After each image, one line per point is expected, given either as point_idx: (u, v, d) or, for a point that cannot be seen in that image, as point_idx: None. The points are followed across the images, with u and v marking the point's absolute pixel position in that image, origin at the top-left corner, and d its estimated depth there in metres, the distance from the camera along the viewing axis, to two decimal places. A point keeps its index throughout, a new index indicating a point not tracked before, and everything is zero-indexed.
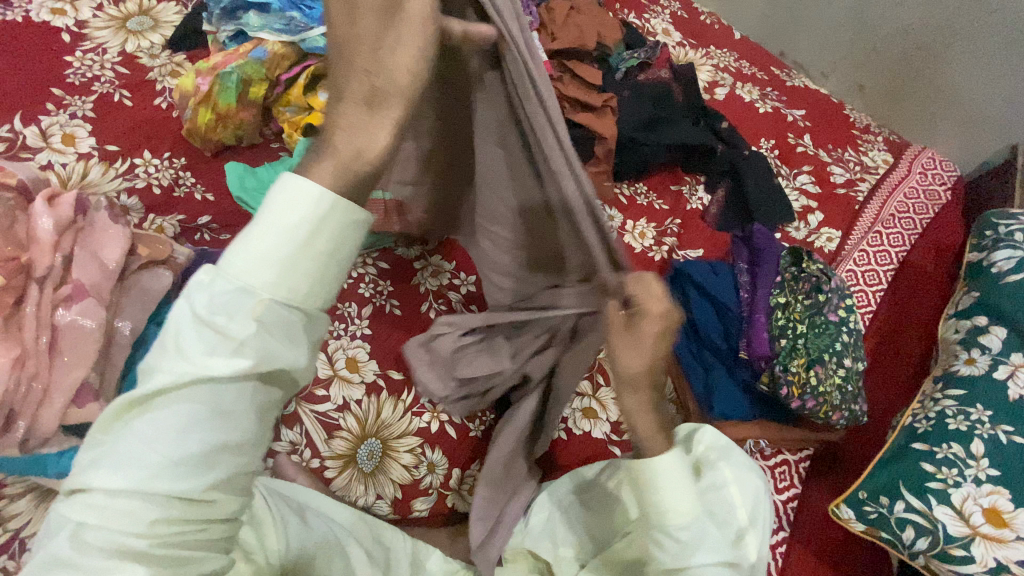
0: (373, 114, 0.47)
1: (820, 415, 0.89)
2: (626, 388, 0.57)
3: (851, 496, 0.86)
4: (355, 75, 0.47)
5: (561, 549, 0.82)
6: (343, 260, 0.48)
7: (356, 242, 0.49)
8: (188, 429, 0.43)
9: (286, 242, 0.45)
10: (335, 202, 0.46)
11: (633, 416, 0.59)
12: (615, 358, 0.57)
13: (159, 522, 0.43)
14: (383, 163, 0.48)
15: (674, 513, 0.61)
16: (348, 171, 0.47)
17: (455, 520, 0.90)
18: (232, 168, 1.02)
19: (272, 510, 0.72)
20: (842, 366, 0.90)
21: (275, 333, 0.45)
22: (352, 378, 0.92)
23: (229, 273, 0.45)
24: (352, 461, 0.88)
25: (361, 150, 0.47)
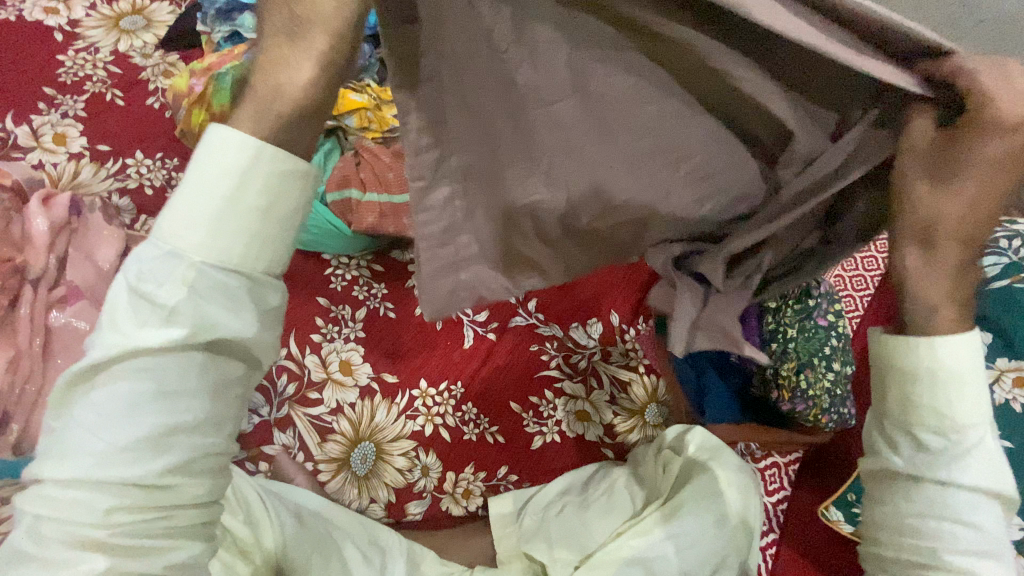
0: (292, 43, 0.36)
1: (810, 416, 0.90)
2: (927, 236, 0.37)
3: (840, 499, 0.89)
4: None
5: (555, 550, 0.81)
6: (285, 216, 0.40)
7: (301, 192, 0.41)
8: (133, 411, 0.38)
9: (216, 197, 0.38)
10: (261, 149, 0.38)
11: (918, 283, 0.40)
12: (912, 206, 0.36)
13: (116, 510, 0.38)
14: (311, 106, 0.38)
15: (952, 414, 0.44)
16: (270, 112, 0.37)
17: (451, 523, 0.89)
18: None
19: (268, 509, 0.73)
20: (830, 370, 0.89)
21: (213, 300, 0.39)
22: (345, 381, 0.92)
23: (161, 236, 0.39)
24: (345, 464, 0.88)
25: (281, 89, 0.36)
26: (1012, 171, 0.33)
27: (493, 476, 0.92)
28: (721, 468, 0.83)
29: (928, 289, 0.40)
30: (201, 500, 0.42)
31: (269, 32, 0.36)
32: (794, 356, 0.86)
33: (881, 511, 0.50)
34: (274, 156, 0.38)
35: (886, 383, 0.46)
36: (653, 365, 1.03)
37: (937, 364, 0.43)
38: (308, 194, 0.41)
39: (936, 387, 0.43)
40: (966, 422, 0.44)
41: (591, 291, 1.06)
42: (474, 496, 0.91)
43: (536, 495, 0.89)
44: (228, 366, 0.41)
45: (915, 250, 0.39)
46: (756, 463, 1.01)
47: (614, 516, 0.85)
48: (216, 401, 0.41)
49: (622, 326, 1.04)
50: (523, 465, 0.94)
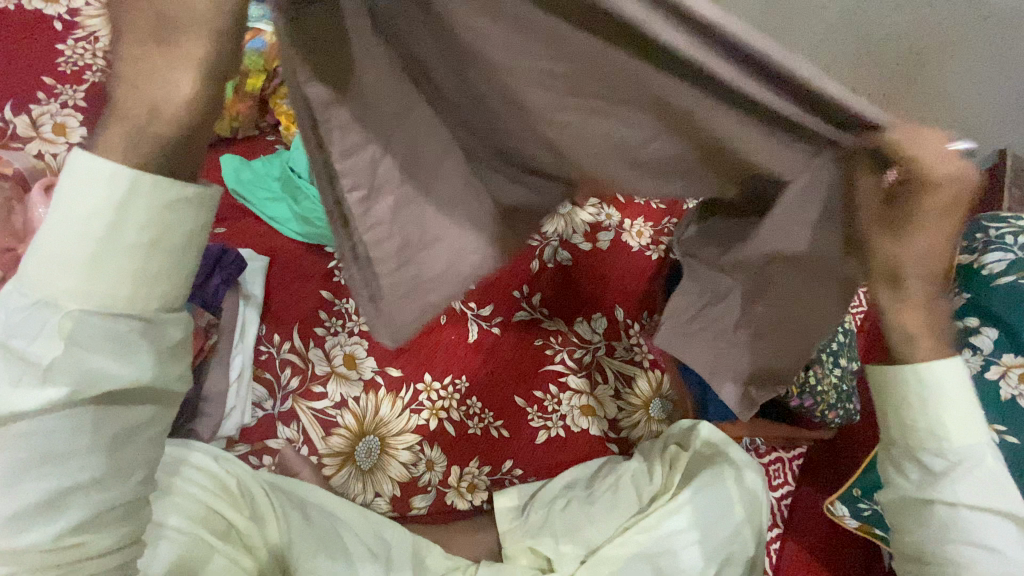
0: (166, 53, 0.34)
1: (818, 412, 0.91)
2: (887, 280, 0.46)
3: (846, 494, 0.88)
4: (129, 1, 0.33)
5: (561, 545, 0.81)
6: (173, 249, 0.40)
7: (193, 220, 0.40)
8: (15, 481, 0.39)
9: (87, 235, 0.38)
10: (137, 179, 0.37)
11: (890, 316, 0.50)
12: (872, 251, 0.44)
13: (18, 575, 0.40)
14: (196, 121, 0.36)
15: (944, 433, 0.54)
16: (144, 136, 0.36)
17: (455, 517, 0.89)
18: (228, 161, 1.01)
19: (272, 504, 0.72)
20: (838, 366, 0.90)
21: (95, 348, 0.39)
22: (349, 375, 0.91)
23: (31, 283, 0.39)
24: (350, 458, 0.87)
25: (156, 106, 0.35)
26: (953, 216, 0.40)
27: (498, 471, 0.92)
28: (728, 465, 0.84)
29: (909, 322, 0.50)
30: (114, 549, 0.44)
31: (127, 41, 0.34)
32: None
33: (907, 538, 0.58)
34: (156, 185, 0.38)
35: (886, 412, 0.57)
36: (657, 360, 1.02)
37: (923, 386, 0.53)
38: (198, 218, 0.41)
39: (926, 411, 0.54)
40: (958, 442, 0.54)
41: (598, 284, 1.06)
42: (479, 490, 0.90)
43: (541, 490, 0.88)
44: (135, 409, 0.43)
45: (887, 288, 0.47)
46: (760, 458, 1.00)
47: (620, 513, 0.84)
48: (114, 454, 0.42)
49: (627, 321, 1.04)
50: (528, 459, 0.93)
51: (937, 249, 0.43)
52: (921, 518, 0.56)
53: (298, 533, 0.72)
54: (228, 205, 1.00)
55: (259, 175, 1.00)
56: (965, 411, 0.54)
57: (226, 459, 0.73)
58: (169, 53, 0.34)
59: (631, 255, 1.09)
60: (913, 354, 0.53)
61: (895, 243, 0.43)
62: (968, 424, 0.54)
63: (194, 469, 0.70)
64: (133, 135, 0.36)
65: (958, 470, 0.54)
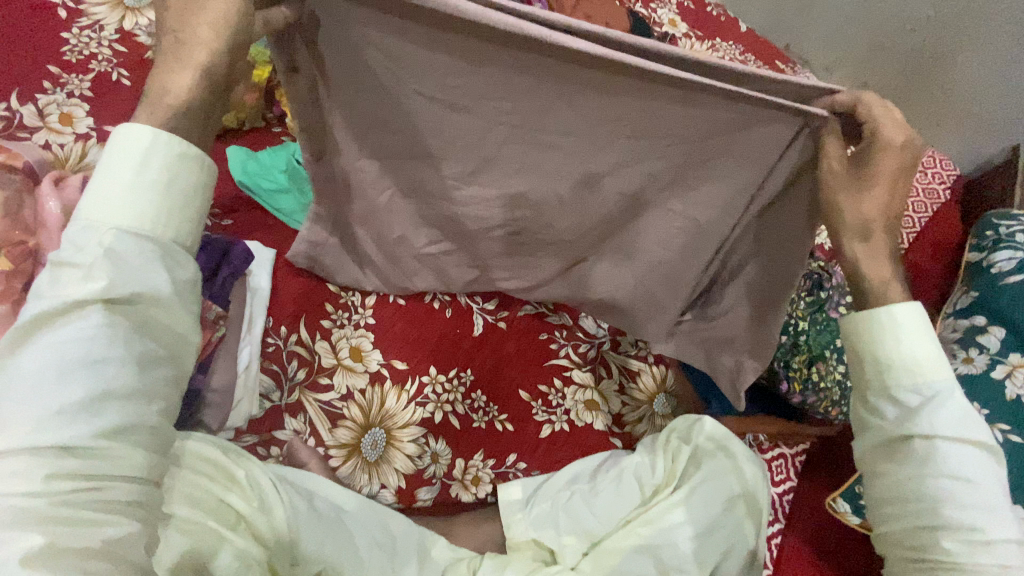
0: (179, 59, 0.45)
1: (820, 409, 0.91)
2: (856, 233, 0.57)
3: (849, 491, 0.88)
4: (166, 34, 0.45)
5: (564, 537, 0.82)
6: (188, 188, 0.47)
7: (198, 170, 0.48)
8: (63, 377, 0.41)
9: (124, 169, 0.44)
10: (158, 132, 0.45)
11: (861, 266, 0.59)
12: (840, 207, 0.56)
13: (56, 477, 0.40)
14: (196, 101, 0.46)
15: (922, 365, 0.56)
16: (161, 106, 0.46)
17: (457, 509, 0.89)
18: (234, 154, 1.01)
19: (280, 496, 0.73)
20: (841, 363, 0.90)
21: (131, 265, 0.44)
22: (355, 368, 0.92)
23: (80, 216, 0.45)
24: (356, 450, 0.88)
25: (168, 89, 0.45)
26: (904, 178, 0.54)
27: (502, 464, 0.92)
28: (726, 457, 0.84)
29: (875, 268, 0.59)
30: (136, 474, 0.44)
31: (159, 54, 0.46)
32: (806, 349, 0.88)
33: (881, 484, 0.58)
34: (174, 140, 0.46)
35: (862, 355, 0.59)
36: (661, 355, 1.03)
37: (897, 322, 0.56)
38: (199, 174, 0.48)
39: (903, 348, 0.56)
40: (937, 374, 0.56)
41: None
42: (483, 483, 0.91)
43: (545, 481, 0.88)
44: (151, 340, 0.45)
45: (859, 242, 0.58)
46: (763, 454, 0.99)
47: (624, 503, 0.84)
48: (143, 373, 0.44)
49: None
50: (532, 452, 0.94)
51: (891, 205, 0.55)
52: (899, 457, 0.56)
53: (306, 525, 0.72)
54: (235, 196, 1.01)
55: (265, 167, 1.00)
56: (933, 343, 0.56)
57: (235, 451, 0.73)
58: (180, 59, 0.45)
59: None
60: (888, 297, 0.58)
61: (860, 194, 0.54)
62: (939, 357, 0.56)
63: (202, 459, 0.70)
64: (151, 106, 0.46)
65: (934, 404, 0.55)
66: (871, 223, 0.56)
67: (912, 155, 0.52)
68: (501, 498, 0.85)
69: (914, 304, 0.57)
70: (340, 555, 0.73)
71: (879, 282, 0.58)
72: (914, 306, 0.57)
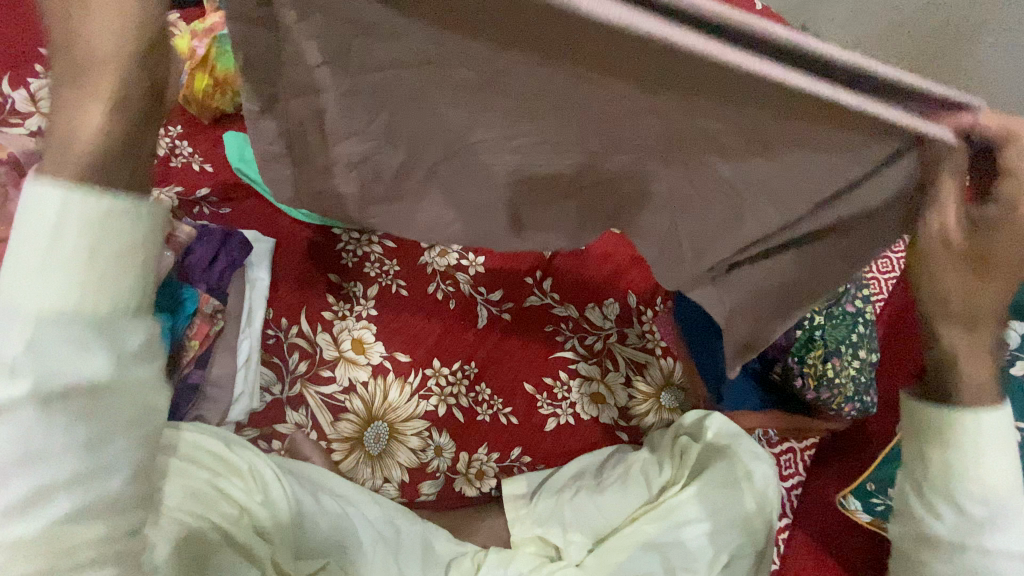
0: (74, 84, 0.32)
1: (834, 405, 0.88)
2: (954, 323, 0.41)
3: (859, 488, 0.87)
4: (53, 37, 0.32)
5: (570, 533, 0.81)
6: (137, 270, 0.33)
7: (143, 237, 0.33)
8: None
9: (26, 253, 0.30)
10: (69, 193, 0.31)
11: (958, 359, 0.41)
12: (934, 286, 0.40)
13: None
14: (115, 146, 0.33)
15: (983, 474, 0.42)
16: (62, 157, 0.32)
17: (462, 503, 0.88)
18: (230, 141, 0.97)
19: (285, 493, 0.70)
20: (856, 358, 0.88)
21: (58, 377, 0.31)
22: (358, 360, 0.90)
23: None
24: (359, 444, 0.87)
25: (68, 129, 0.32)
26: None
27: (506, 458, 0.91)
28: (736, 453, 0.81)
29: (973, 360, 0.41)
30: None
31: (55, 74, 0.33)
32: (821, 345, 0.85)
33: None
34: (89, 204, 0.31)
35: (930, 445, 0.43)
36: (669, 348, 1.00)
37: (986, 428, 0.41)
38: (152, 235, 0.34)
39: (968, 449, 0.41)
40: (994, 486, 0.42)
41: (609, 270, 1.02)
42: (487, 477, 0.90)
43: (548, 478, 0.87)
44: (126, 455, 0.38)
45: (960, 330, 0.41)
46: (772, 449, 0.99)
47: (630, 501, 0.83)
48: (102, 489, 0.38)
49: (640, 307, 1.01)
50: (537, 446, 0.92)
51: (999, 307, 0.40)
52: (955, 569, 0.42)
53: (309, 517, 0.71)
54: (234, 183, 0.98)
55: None
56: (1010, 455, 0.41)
57: (238, 444, 0.73)
58: (79, 90, 0.33)
59: None
60: (966, 393, 0.42)
61: (960, 277, 0.39)
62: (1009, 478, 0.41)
63: (204, 452, 0.70)
64: (53, 154, 0.32)
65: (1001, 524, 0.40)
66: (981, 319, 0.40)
67: None
68: (506, 495, 0.84)
69: (1004, 410, 0.41)
70: (342, 552, 0.71)
71: (971, 373, 0.41)
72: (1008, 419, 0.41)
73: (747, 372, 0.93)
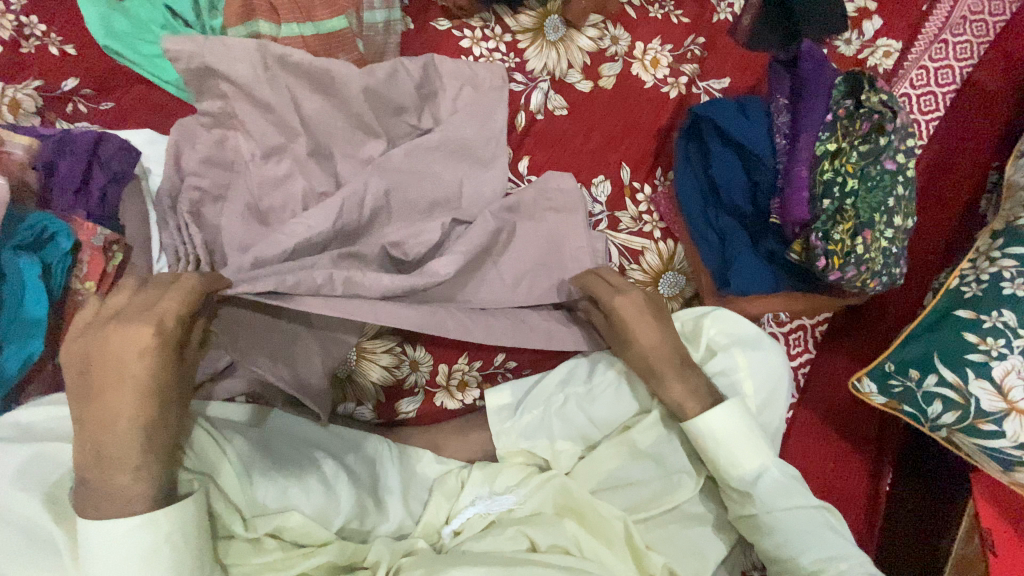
0: (133, 475, 0.51)
1: (857, 284, 0.76)
2: (676, 406, 0.68)
3: (876, 369, 0.79)
4: (110, 451, 0.51)
5: (558, 442, 0.75)
6: (187, 533, 0.54)
7: (190, 522, 0.54)
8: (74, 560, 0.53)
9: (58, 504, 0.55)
10: (134, 525, 0.51)
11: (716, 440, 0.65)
12: (665, 394, 0.68)
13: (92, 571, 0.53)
14: (151, 506, 0.53)
15: (731, 467, 0.64)
16: (131, 502, 0.52)
17: (448, 418, 0.78)
18: (88, 4, 0.75)
19: (218, 449, 0.64)
20: (890, 227, 0.75)
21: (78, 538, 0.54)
22: (376, 349, 0.77)
23: (29, 517, 0.53)
24: (386, 370, 0.77)
25: (128, 504, 0.52)
26: (635, 302, 0.70)
27: (489, 364, 0.79)
28: (741, 351, 0.73)
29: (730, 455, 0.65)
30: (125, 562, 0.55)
31: (113, 465, 0.51)
32: (851, 215, 0.73)
33: None
34: (126, 536, 0.51)
35: None
36: (670, 229, 0.87)
37: None
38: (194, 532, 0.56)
39: None
40: (750, 463, 0.64)
41: (598, 141, 0.87)
42: (471, 388, 0.79)
43: (536, 384, 0.77)
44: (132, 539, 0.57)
45: (660, 368, 0.69)
46: (780, 328, 0.89)
47: (621, 408, 0.75)
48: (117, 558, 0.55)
49: (633, 184, 0.87)
50: (522, 350, 0.80)
51: (645, 322, 0.69)
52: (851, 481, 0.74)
53: (258, 474, 0.65)
54: (108, 68, 0.77)
55: (139, 25, 0.76)
56: (750, 438, 0.64)
57: None
58: (139, 469, 0.52)
59: (641, 90, 0.90)
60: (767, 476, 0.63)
61: (662, 390, 0.69)
62: (753, 443, 0.64)
63: None
64: (116, 501, 0.51)
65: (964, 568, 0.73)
66: (632, 339, 0.69)
67: (628, 304, 0.70)
68: (488, 393, 0.76)
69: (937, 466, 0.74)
70: (316, 504, 0.66)
71: (673, 398, 0.68)
72: (715, 413, 0.65)
73: (760, 252, 0.82)
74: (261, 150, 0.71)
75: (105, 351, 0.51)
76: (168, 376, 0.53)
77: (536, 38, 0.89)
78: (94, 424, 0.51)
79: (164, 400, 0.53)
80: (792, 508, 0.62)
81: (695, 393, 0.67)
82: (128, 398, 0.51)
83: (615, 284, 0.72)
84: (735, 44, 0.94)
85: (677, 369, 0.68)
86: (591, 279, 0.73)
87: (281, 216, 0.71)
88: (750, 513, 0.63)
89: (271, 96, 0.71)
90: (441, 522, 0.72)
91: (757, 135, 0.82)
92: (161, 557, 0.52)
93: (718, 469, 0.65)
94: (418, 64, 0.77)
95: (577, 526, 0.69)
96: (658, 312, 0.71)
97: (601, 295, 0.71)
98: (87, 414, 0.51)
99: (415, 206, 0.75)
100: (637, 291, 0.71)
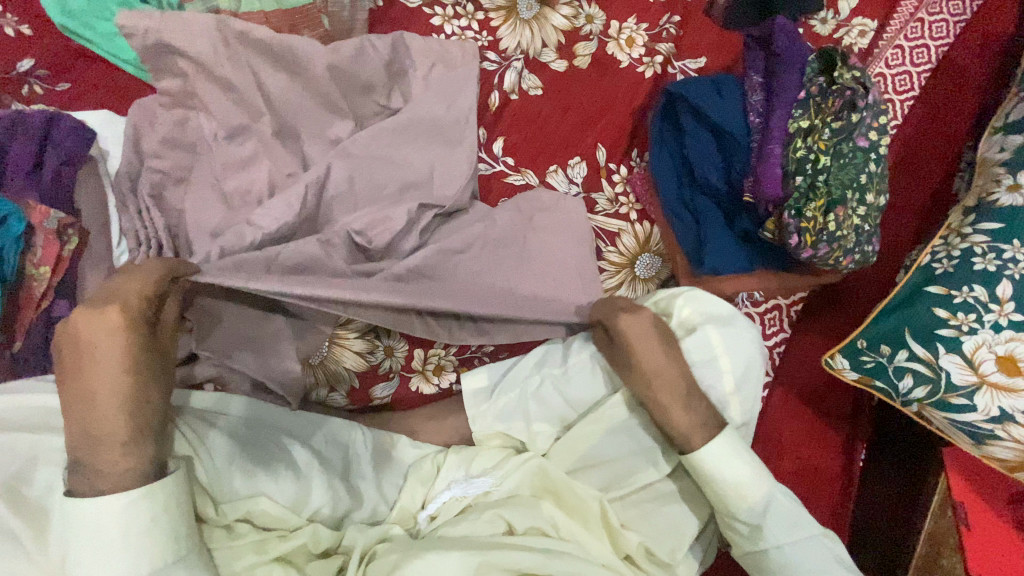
0: (122, 451, 0.49)
1: (830, 261, 0.76)
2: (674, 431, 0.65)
3: (849, 346, 0.79)
4: (95, 427, 0.49)
5: (535, 424, 0.75)
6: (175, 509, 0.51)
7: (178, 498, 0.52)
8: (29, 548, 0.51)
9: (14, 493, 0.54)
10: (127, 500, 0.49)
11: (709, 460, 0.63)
12: (664, 420, 0.66)
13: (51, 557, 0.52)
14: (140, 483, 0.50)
15: (741, 499, 0.62)
16: (120, 479, 0.49)
17: (424, 402, 0.78)
18: None
19: (188, 438, 0.63)
20: (863, 205, 0.75)
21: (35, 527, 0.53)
22: (349, 335, 0.76)
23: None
24: (360, 355, 0.76)
25: (119, 481, 0.49)
26: (646, 328, 0.68)
27: (466, 349, 0.79)
28: (715, 330, 0.72)
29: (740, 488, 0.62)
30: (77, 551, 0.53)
31: (101, 442, 0.49)
32: (824, 193, 0.73)
33: None
34: (115, 512, 0.48)
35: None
36: (645, 210, 0.87)
37: None
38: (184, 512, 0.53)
39: None
40: (761, 494, 0.62)
41: (573, 120, 0.86)
42: (448, 372, 0.78)
43: (512, 367, 0.77)
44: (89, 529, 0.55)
45: (661, 397, 0.66)
46: (755, 308, 0.89)
47: (596, 387, 0.74)
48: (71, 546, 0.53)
49: (609, 165, 0.86)
50: None
51: (653, 347, 0.67)
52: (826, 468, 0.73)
53: (228, 462, 0.64)
54: (66, 49, 0.74)
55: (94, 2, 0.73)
56: (756, 467, 0.63)
57: None
58: (127, 445, 0.50)
59: (615, 70, 0.89)
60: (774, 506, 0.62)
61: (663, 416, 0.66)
62: (762, 476, 0.62)
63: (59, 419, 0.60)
64: (105, 479, 0.49)
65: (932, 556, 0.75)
66: (637, 365, 0.67)
67: (636, 326, 0.68)
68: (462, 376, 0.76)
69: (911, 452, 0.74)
70: (287, 492, 0.65)
71: (673, 425, 0.65)
72: (719, 441, 0.63)
73: (734, 232, 0.82)
74: (224, 131, 0.69)
75: (80, 327, 0.49)
76: (142, 350, 0.51)
77: (509, 16, 0.87)
78: (78, 403, 0.49)
79: (144, 375, 0.51)
80: (799, 543, 0.61)
81: (700, 424, 0.64)
82: (109, 372, 0.49)
83: (625, 307, 0.71)
84: (712, 23, 0.92)
85: (678, 397, 0.66)
86: (601, 309, 0.72)
87: (246, 198, 0.69)
88: (759, 549, 0.62)
89: (232, 74, 0.69)
90: (417, 506, 0.71)
91: (730, 114, 0.81)
92: (158, 530, 0.50)
93: (726, 503, 0.62)
94: (387, 43, 0.76)
95: (554, 507, 0.69)
96: (668, 337, 0.69)
97: (610, 319, 0.69)
98: (70, 394, 0.50)
99: (384, 187, 0.74)
100: (649, 316, 0.69)
